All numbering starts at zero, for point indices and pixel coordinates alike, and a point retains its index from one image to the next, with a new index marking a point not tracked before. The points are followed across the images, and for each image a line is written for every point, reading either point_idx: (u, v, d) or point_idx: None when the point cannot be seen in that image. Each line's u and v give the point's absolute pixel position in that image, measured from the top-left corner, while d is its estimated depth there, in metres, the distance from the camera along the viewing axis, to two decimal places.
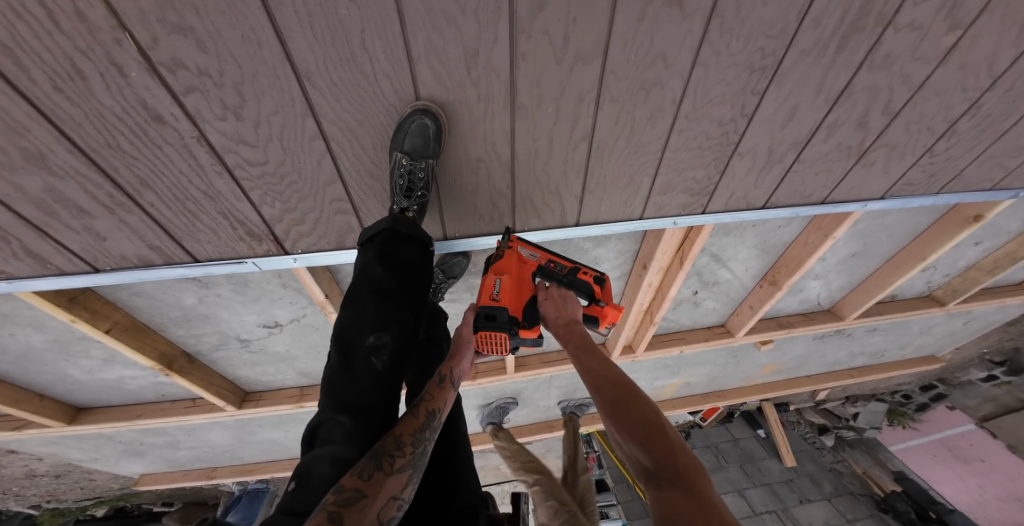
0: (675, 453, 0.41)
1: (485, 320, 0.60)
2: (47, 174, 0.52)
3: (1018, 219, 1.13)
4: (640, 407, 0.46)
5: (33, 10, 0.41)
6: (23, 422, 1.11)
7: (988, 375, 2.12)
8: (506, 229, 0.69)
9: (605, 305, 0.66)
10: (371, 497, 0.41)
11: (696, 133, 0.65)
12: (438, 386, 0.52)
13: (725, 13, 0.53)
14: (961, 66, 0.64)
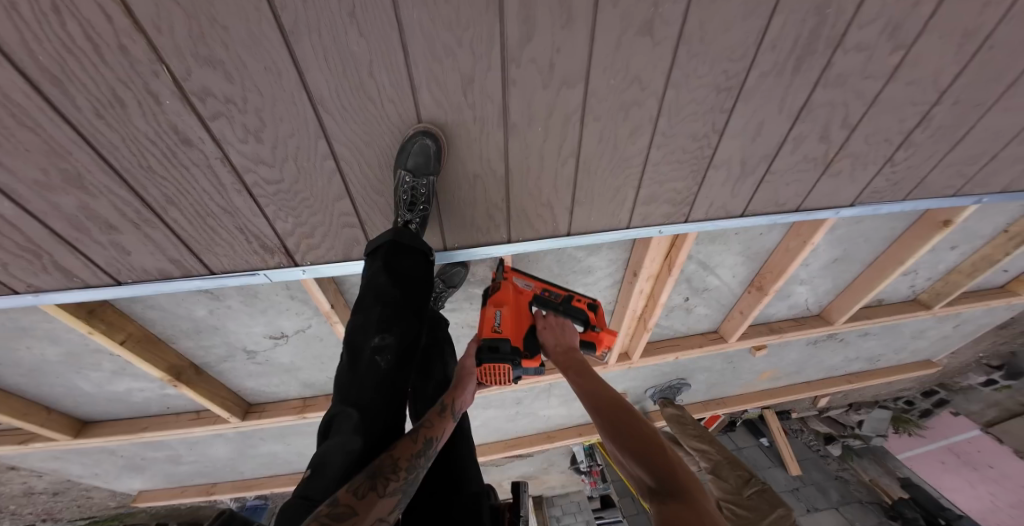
0: (672, 464, 0.48)
1: (487, 352, 0.68)
2: (82, 193, 0.57)
3: (989, 222, 1.18)
4: (637, 424, 0.51)
5: (83, 48, 0.46)
6: (29, 436, 1.13)
7: (987, 379, 2.25)
8: (501, 262, 0.79)
9: (599, 330, 0.78)
10: (362, 515, 0.42)
11: (673, 147, 0.71)
12: (438, 416, 0.56)
13: (691, 40, 0.60)
14: (909, 82, 0.71)
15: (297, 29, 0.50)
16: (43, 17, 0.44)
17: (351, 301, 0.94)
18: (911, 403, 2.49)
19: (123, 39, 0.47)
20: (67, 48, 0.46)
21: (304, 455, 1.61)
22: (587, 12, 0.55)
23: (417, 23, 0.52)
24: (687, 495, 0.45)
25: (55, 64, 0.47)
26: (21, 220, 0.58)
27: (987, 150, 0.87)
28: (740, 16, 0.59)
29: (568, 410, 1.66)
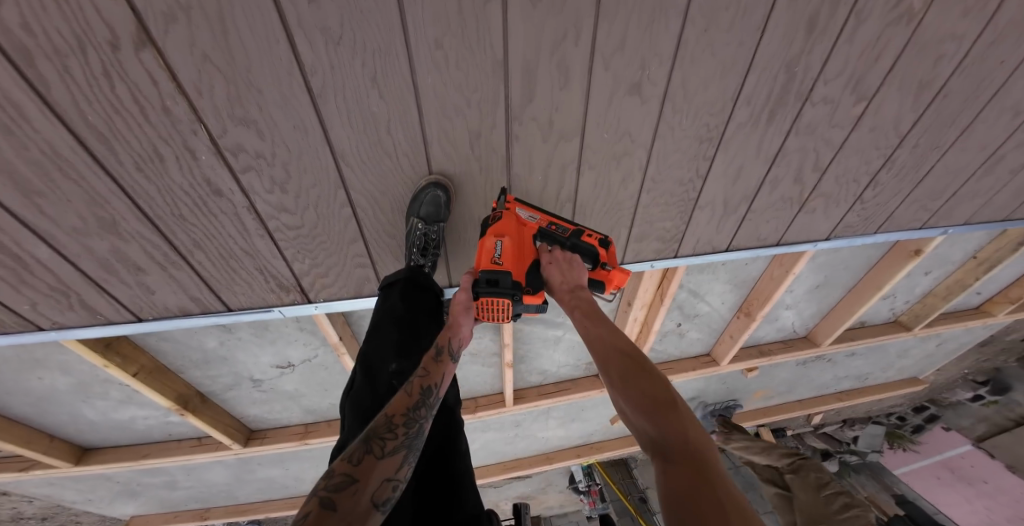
0: (688, 431, 0.41)
1: (486, 285, 0.61)
2: (116, 238, 0.61)
3: (959, 248, 1.26)
4: (652, 381, 0.46)
5: (131, 110, 0.52)
6: (30, 463, 1.16)
7: (976, 395, 2.41)
8: (502, 190, 0.68)
9: (610, 267, 0.67)
10: (363, 482, 0.39)
11: (662, 190, 0.78)
12: (435, 361, 0.53)
13: (675, 96, 0.67)
14: (871, 130, 0.79)
15: (325, 92, 0.56)
16: (99, 84, 0.49)
17: (358, 331, 0.98)
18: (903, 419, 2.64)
19: (168, 102, 0.52)
20: (117, 111, 0.51)
21: (302, 480, 1.60)
22: (583, 74, 0.62)
23: (432, 87, 0.58)
24: (688, 457, 0.39)
25: (105, 124, 0.52)
26: (55, 262, 0.62)
27: (948, 187, 0.94)
28: (717, 76, 0.66)
29: (566, 431, 1.68)
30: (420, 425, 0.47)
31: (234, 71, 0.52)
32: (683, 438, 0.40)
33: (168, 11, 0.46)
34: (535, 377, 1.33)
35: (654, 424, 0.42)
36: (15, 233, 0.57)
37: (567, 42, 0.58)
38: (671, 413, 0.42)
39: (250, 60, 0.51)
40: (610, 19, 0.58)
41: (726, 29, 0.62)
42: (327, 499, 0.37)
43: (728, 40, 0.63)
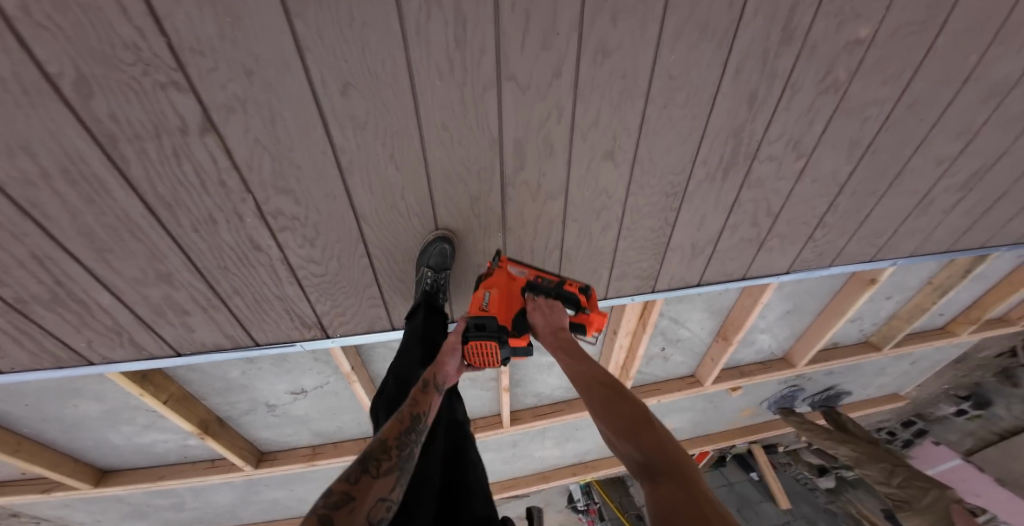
0: (664, 445, 0.45)
1: (475, 329, 0.68)
2: (168, 285, 0.72)
3: (915, 275, 1.39)
4: (632, 406, 0.50)
5: (193, 184, 0.63)
6: (51, 485, 1.22)
7: (960, 410, 2.58)
8: (496, 253, 0.79)
9: (590, 311, 0.78)
10: (361, 498, 0.41)
11: (637, 236, 0.90)
12: (422, 392, 0.57)
13: (643, 161, 0.79)
14: (813, 182, 0.92)
15: (351, 166, 0.68)
16: (169, 163, 0.61)
17: (367, 360, 1.08)
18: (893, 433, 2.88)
19: (224, 177, 0.64)
20: (182, 186, 0.63)
21: (305, 501, 1.66)
22: (565, 147, 0.74)
23: (439, 159, 0.71)
24: (670, 470, 0.41)
25: (170, 195, 0.63)
26: (115, 306, 0.73)
27: (888, 228, 1.09)
28: (678, 143, 0.79)
29: (561, 451, 1.75)
30: (411, 449, 0.49)
31: (278, 150, 0.63)
32: (665, 453, 0.43)
33: (229, 107, 0.58)
34: (530, 400, 1.42)
35: (638, 446, 0.45)
36: (85, 283, 0.69)
37: (551, 121, 0.71)
38: (651, 432, 0.46)
39: (292, 143, 0.63)
40: (585, 103, 0.71)
41: (681, 106, 0.75)
42: (324, 516, 0.38)
43: (684, 114, 0.76)
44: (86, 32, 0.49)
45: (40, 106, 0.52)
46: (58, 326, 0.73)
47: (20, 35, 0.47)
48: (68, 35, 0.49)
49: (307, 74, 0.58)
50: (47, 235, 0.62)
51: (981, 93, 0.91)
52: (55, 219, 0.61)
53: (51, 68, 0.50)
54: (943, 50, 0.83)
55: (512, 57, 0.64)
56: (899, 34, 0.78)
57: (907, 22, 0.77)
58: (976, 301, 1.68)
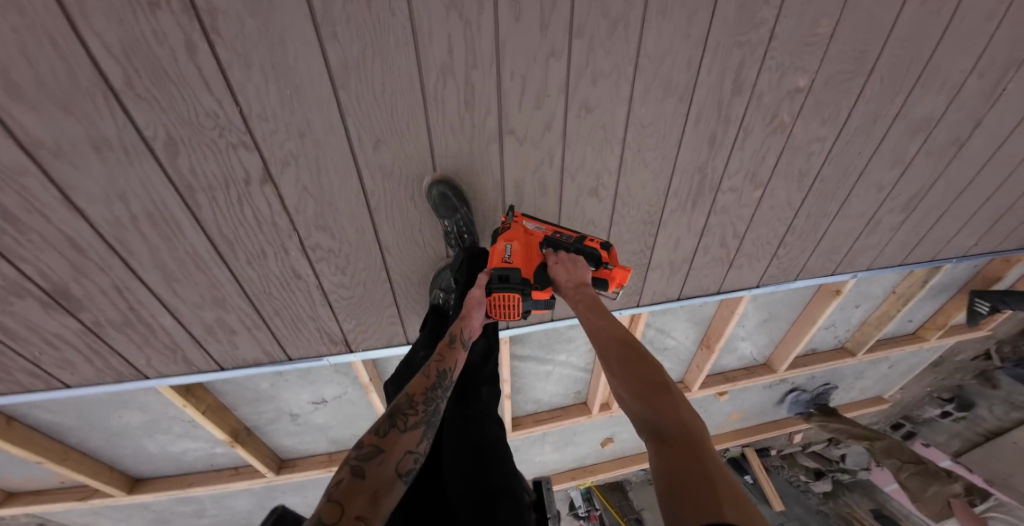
0: (677, 410, 0.48)
1: (498, 280, 0.73)
2: (221, 307, 0.86)
3: (877, 285, 1.53)
4: (650, 368, 0.54)
5: (250, 224, 0.77)
6: (87, 492, 1.32)
7: (945, 411, 2.68)
8: (512, 205, 0.84)
9: (611, 266, 0.83)
10: (387, 450, 0.50)
11: (621, 258, 1.04)
12: (447, 350, 0.63)
13: (623, 195, 0.94)
14: (771, 207, 1.07)
15: (379, 207, 0.82)
16: (232, 207, 0.75)
17: (383, 371, 1.19)
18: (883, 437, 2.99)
19: (276, 218, 0.77)
20: (241, 225, 0.77)
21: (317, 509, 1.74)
22: (557, 187, 0.89)
23: None
24: (682, 438, 0.45)
25: (230, 232, 0.77)
26: (174, 325, 0.88)
27: (843, 246, 1.24)
28: (653, 179, 0.93)
29: (559, 456, 1.84)
30: (436, 404, 0.58)
31: (321, 195, 0.77)
32: (678, 419, 0.47)
33: (284, 160, 0.73)
34: (530, 407, 1.53)
35: (652, 408, 0.49)
36: (153, 308, 0.84)
37: (544, 164, 0.86)
38: (667, 399, 0.50)
39: (333, 189, 0.77)
40: (573, 150, 0.85)
41: (653, 148, 0.89)
42: (357, 466, 0.47)
43: (656, 156, 0.91)
44: (177, 101, 0.65)
45: (137, 163, 0.68)
46: (125, 346, 0.89)
47: (127, 109, 0.64)
48: (163, 104, 0.65)
49: (347, 133, 0.73)
50: (128, 268, 0.78)
51: (911, 128, 1.07)
52: (133, 248, 0.76)
53: (147, 133, 0.66)
54: (872, 95, 0.99)
55: (511, 114, 0.79)
56: (832, 83, 0.94)
57: (838, 74, 0.93)
58: (940, 308, 1.83)
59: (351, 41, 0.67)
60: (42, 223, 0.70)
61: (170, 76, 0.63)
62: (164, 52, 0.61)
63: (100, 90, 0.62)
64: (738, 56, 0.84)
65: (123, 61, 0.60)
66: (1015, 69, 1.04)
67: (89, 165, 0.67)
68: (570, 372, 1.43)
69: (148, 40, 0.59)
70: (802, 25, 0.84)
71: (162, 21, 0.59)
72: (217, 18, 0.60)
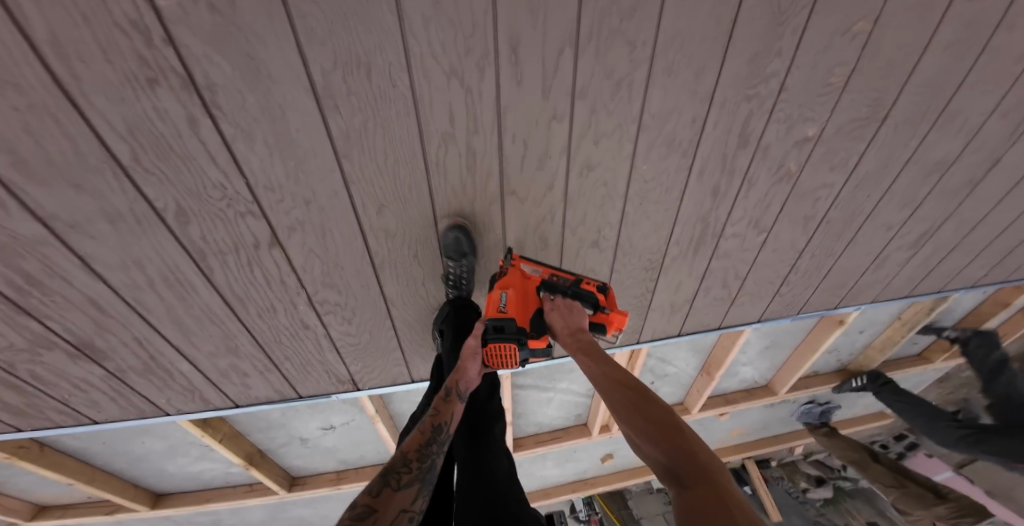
0: (690, 448, 0.45)
1: (493, 331, 0.75)
2: (235, 354, 0.92)
3: (885, 312, 1.52)
4: (655, 407, 0.52)
5: (260, 284, 0.81)
6: (115, 506, 1.43)
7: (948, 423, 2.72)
8: (508, 251, 0.86)
9: (609, 311, 0.83)
10: (381, 511, 0.48)
11: (621, 301, 1.06)
12: (444, 402, 0.65)
13: (623, 245, 0.96)
14: (774, 250, 1.07)
15: (383, 264, 0.86)
16: (243, 270, 0.79)
17: (389, 401, 1.24)
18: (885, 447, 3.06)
19: (284, 278, 0.82)
20: (251, 284, 0.81)
21: (327, 517, 1.81)
22: (557, 240, 0.93)
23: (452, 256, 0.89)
24: (697, 478, 0.42)
25: (242, 291, 0.81)
26: (192, 369, 0.93)
27: (849, 283, 1.25)
28: (653, 229, 0.94)
29: (560, 470, 1.89)
30: (431, 459, 0.57)
31: (326, 256, 0.81)
32: (694, 464, 0.44)
33: (291, 227, 0.76)
34: (531, 428, 1.58)
35: (662, 450, 0.46)
36: (171, 355, 0.89)
37: (545, 221, 0.89)
38: (679, 440, 0.47)
39: (339, 250, 0.81)
40: (573, 207, 0.88)
41: (655, 202, 0.90)
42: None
43: (658, 209, 0.92)
44: (184, 174, 0.67)
45: (149, 232, 0.71)
46: (145, 386, 0.95)
47: (137, 183, 0.66)
48: (171, 178, 0.66)
49: (350, 199, 0.76)
50: (148, 320, 0.82)
51: (923, 171, 1.05)
52: (150, 305, 0.80)
53: (158, 205, 0.68)
54: (884, 139, 0.96)
55: (512, 177, 0.81)
56: (844, 130, 0.92)
57: (848, 120, 0.91)
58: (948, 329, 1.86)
59: (352, 114, 0.68)
60: (63, 287, 0.74)
61: (175, 151, 0.64)
62: (168, 127, 0.62)
63: (109, 167, 0.64)
64: (745, 107, 0.83)
65: (130, 138, 0.62)
66: None
67: (103, 236, 0.70)
68: (570, 398, 1.48)
69: (150, 117, 0.61)
70: (812, 76, 0.82)
71: (161, 96, 0.60)
72: (217, 93, 0.62)
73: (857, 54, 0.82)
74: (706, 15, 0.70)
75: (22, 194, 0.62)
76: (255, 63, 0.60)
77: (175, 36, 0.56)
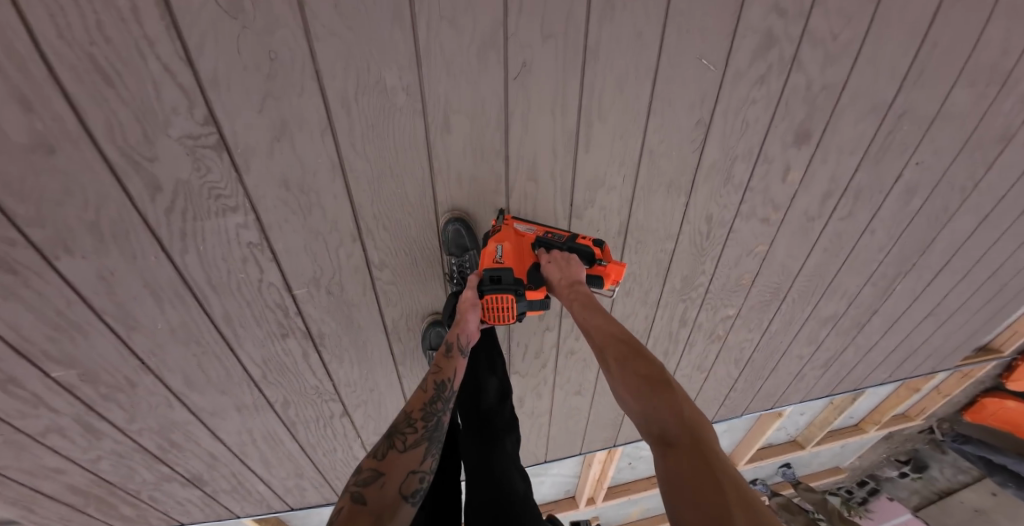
0: (676, 402, 0.59)
1: (491, 281, 0.84)
2: (300, 473, 1.26)
3: (816, 403, 1.95)
4: (649, 366, 0.66)
5: (330, 433, 1.16)
6: None
7: (903, 472, 3.20)
8: (501, 210, 0.88)
9: (605, 263, 0.87)
10: (387, 472, 0.58)
11: (601, 419, 1.44)
12: (446, 360, 0.75)
13: (600, 388, 1.32)
14: (715, 380, 1.44)
15: None
16: (321, 426, 1.13)
17: None
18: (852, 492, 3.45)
19: (348, 428, 1.16)
20: (323, 434, 1.15)
21: None
22: (550, 392, 1.27)
23: None
24: (683, 433, 0.55)
25: (314, 437, 1.16)
26: (265, 485, 1.25)
27: (774, 393, 1.66)
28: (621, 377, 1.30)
29: None
30: (435, 418, 0.67)
31: (379, 415, 1.15)
32: (680, 421, 0.56)
33: (359, 402, 1.09)
34: None
35: (654, 405, 0.60)
36: (252, 480, 1.22)
37: (542, 383, 1.23)
38: (668, 397, 0.60)
39: (389, 413, 1.15)
40: (563, 373, 1.23)
41: None
42: (358, 491, 0.56)
43: None
44: (293, 380, 0.99)
45: (260, 409, 1.04)
46: (230, 500, 1.26)
47: (262, 385, 0.98)
48: (283, 381, 0.99)
49: (402, 386, 1.10)
50: (241, 458, 1.15)
51: (821, 322, 1.42)
52: (250, 454, 1.14)
53: (272, 396, 1.01)
54: (787, 311, 1.32)
55: (516, 359, 1.15)
56: (756, 309, 1.27)
57: (759, 301, 1.25)
58: (874, 406, 2.31)
59: (409, 339, 1.01)
60: (191, 442, 1.06)
61: (290, 367, 0.97)
62: (290, 356, 0.95)
63: (245, 378, 0.96)
64: (682, 305, 1.17)
65: (261, 362, 0.94)
66: (900, 278, 1.38)
67: (230, 416, 1.03)
68: (560, 479, 1.83)
69: (279, 352, 0.93)
70: (728, 281, 1.17)
71: (289, 341, 0.92)
72: (325, 337, 0.93)
73: (758, 265, 1.16)
74: (650, 258, 1.05)
75: (187, 397, 0.96)
76: (351, 319, 0.92)
77: (303, 309, 0.88)
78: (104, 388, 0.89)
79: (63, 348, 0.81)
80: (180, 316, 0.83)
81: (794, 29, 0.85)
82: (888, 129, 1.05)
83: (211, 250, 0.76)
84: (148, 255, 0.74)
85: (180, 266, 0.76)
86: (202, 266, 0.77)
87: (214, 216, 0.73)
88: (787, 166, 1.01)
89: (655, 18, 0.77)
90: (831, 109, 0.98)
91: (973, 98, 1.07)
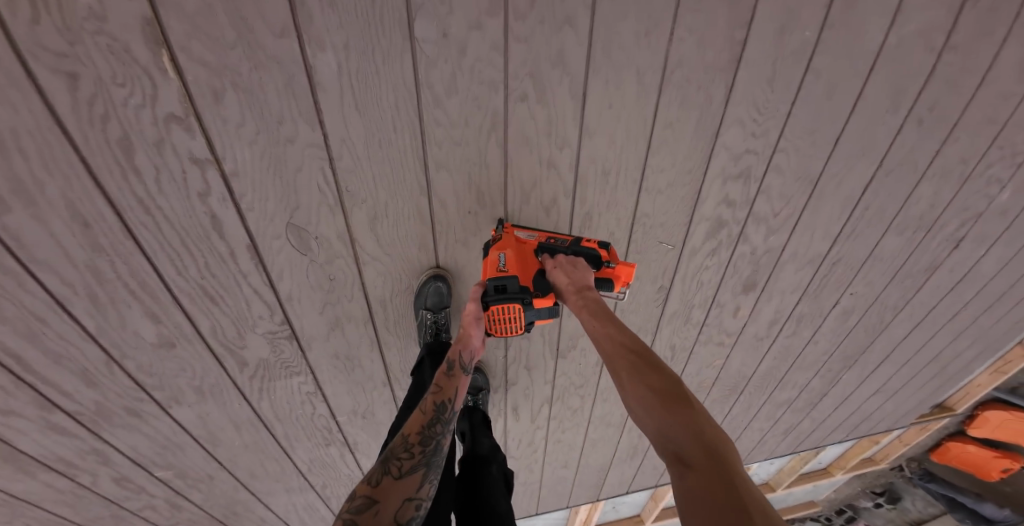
0: (693, 418, 0.60)
1: (497, 290, 0.84)
2: None
3: (782, 457, 2.18)
4: (661, 380, 0.67)
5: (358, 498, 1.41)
6: None
7: (876, 502, 3.39)
8: (501, 220, 0.89)
9: (614, 264, 0.91)
10: (382, 499, 0.64)
11: (586, 483, 1.67)
12: (447, 378, 0.82)
13: (584, 462, 1.55)
14: None
15: None
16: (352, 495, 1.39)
17: None
18: (830, 520, 3.55)
19: None
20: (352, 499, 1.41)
21: None
22: (541, 467, 1.51)
23: None
24: (704, 451, 0.55)
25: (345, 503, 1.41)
26: None
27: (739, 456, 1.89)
28: (600, 454, 1.54)
29: None
30: (431, 442, 0.74)
31: None
32: (698, 440, 0.57)
33: None
34: None
35: (670, 419, 0.60)
36: None
37: (534, 462, 1.47)
38: (684, 413, 0.60)
39: None
40: (553, 454, 1.46)
41: (601, 445, 1.50)
42: (352, 516, 0.61)
43: (603, 448, 1.51)
44: (332, 468, 1.26)
45: (305, 488, 1.29)
46: None
47: (307, 473, 1.24)
48: (325, 468, 1.25)
49: None
50: (286, 521, 1.40)
51: (777, 404, 1.65)
52: (292, 517, 1.39)
53: (315, 478, 1.27)
54: (745, 400, 1.55)
55: (512, 447, 1.39)
56: (716, 400, 1.51)
57: (718, 395, 1.49)
58: (841, 453, 2.53)
59: None
60: (249, 512, 1.30)
61: (332, 458, 1.23)
62: (333, 452, 1.21)
63: (296, 469, 1.21)
64: None
65: (309, 457, 1.19)
66: (846, 368, 1.61)
67: (280, 494, 1.28)
68: (551, 520, 2.08)
69: (323, 451, 1.19)
70: (691, 383, 1.40)
71: (332, 445, 1.19)
72: (358, 441, 1.21)
73: (716, 372, 1.40)
74: None
75: (250, 483, 1.21)
76: (378, 432, 1.20)
77: (344, 425, 1.14)
78: (190, 482, 1.13)
79: (162, 458, 1.05)
80: (251, 433, 1.07)
81: (740, 213, 1.06)
82: (825, 272, 1.26)
83: (279, 394, 1.01)
84: (233, 401, 0.99)
85: (255, 406, 1.01)
86: (272, 405, 1.03)
87: (285, 376, 0.98)
88: (736, 305, 1.23)
89: (623, 223, 1.00)
90: (774, 264, 1.18)
91: (900, 245, 1.28)
